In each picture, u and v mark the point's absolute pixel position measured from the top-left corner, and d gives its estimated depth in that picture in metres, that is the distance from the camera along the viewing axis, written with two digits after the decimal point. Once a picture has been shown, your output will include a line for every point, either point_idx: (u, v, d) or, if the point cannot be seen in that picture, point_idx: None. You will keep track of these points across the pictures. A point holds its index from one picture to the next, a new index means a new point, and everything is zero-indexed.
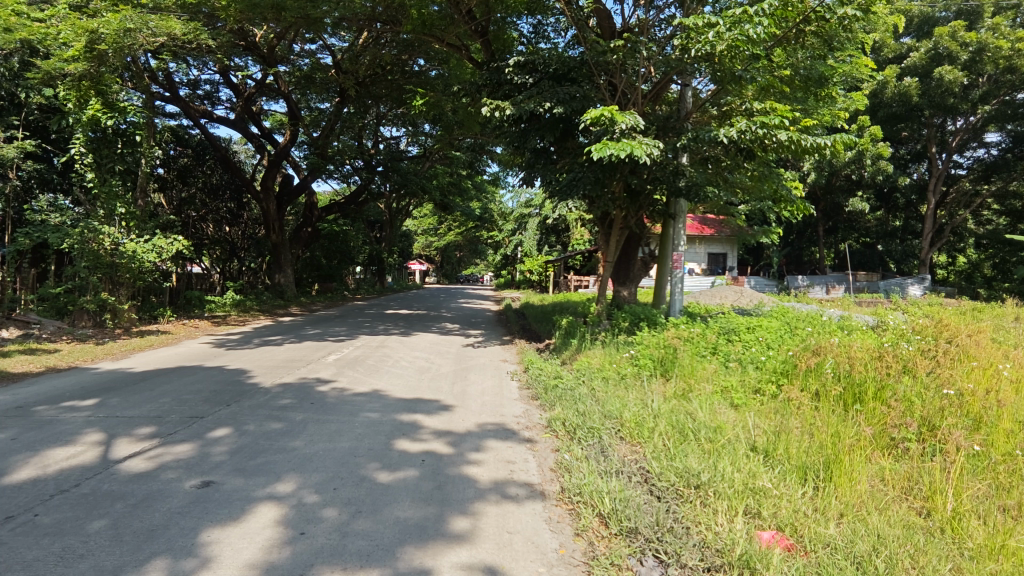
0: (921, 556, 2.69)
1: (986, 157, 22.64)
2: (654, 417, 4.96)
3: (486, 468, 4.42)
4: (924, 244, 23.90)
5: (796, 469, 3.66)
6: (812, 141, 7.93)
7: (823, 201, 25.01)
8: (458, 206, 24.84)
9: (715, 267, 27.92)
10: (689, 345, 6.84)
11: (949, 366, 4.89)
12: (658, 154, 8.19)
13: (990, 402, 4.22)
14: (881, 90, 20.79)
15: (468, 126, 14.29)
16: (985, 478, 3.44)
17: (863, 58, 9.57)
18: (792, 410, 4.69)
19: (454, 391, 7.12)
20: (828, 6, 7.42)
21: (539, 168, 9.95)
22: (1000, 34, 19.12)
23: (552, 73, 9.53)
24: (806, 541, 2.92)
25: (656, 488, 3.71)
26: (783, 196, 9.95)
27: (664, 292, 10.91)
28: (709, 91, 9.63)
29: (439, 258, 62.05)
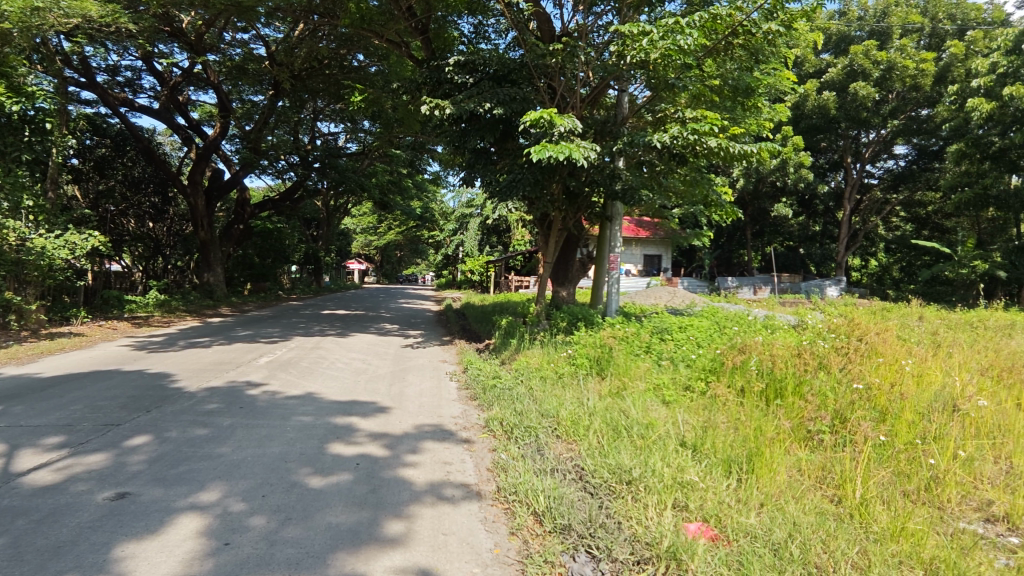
0: (831, 541, 2.87)
1: (895, 168, 24.17)
2: (589, 415, 5.07)
3: (422, 470, 4.37)
4: (840, 248, 25.57)
5: (721, 462, 3.82)
6: (740, 149, 8.31)
7: (751, 206, 26.28)
8: (398, 205, 24.48)
9: (650, 268, 28.79)
10: (623, 344, 7.02)
11: (859, 362, 5.24)
12: (595, 158, 8.35)
13: (894, 395, 4.54)
14: (802, 103, 22.09)
15: (408, 124, 14.11)
16: (889, 466, 3.69)
17: (786, 71, 10.11)
18: (718, 405, 4.90)
19: (391, 393, 7.01)
20: (755, 21, 7.81)
21: (480, 168, 9.94)
22: (907, 55, 20.69)
23: (493, 74, 9.54)
24: (728, 531, 3.03)
25: (589, 485, 3.79)
26: (713, 201, 10.36)
27: (601, 292, 11.12)
28: (645, 97, 9.91)
29: (378, 257, 60.87)
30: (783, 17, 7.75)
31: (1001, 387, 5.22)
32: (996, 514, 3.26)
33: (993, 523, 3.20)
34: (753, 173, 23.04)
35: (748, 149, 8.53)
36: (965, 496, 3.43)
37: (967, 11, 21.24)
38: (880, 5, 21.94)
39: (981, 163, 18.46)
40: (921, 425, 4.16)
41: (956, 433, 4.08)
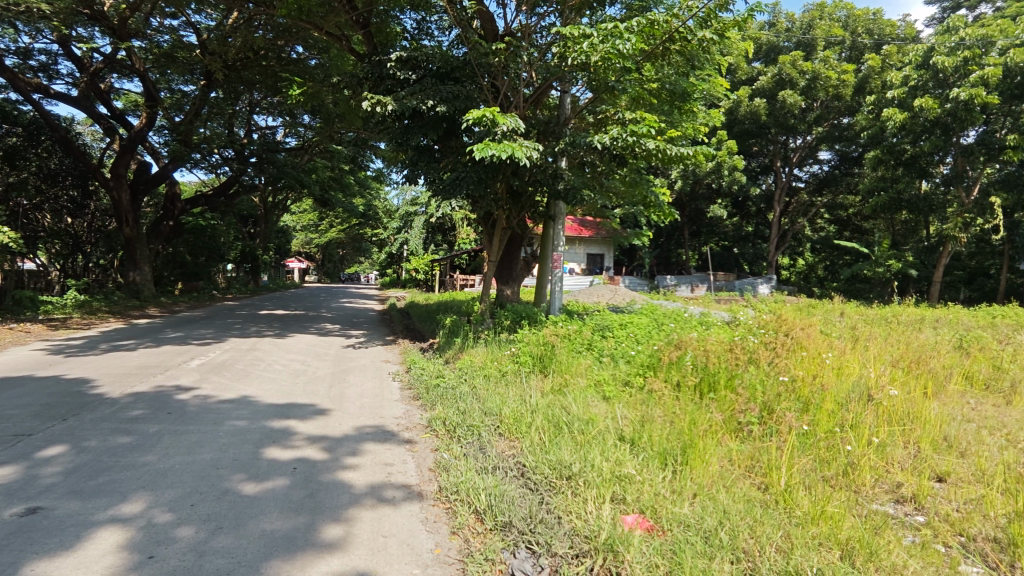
0: (757, 526, 3.00)
1: (819, 172, 25.57)
2: (531, 412, 5.13)
3: (362, 472, 4.29)
4: (771, 248, 26.84)
5: (657, 455, 3.94)
6: (676, 151, 8.57)
7: (689, 206, 27.20)
8: (340, 202, 23.89)
9: (593, 267, 29.33)
10: (566, 342, 7.12)
11: (785, 355, 5.52)
12: (537, 157, 8.42)
13: (817, 386, 4.81)
14: (736, 108, 23.11)
15: (350, 120, 13.79)
16: (811, 453, 3.91)
17: (719, 77, 10.49)
18: (655, 400, 5.06)
19: (331, 395, 6.84)
20: (690, 28, 8.07)
21: (423, 165, 9.83)
22: (830, 66, 21.96)
23: (435, 71, 9.47)
24: (663, 521, 3.13)
25: (531, 481, 3.83)
26: (651, 202, 10.65)
27: (544, 290, 11.22)
28: (587, 99, 10.06)
29: (320, 256, 59.22)
30: (716, 25, 8.03)
31: (910, 377, 5.62)
32: (905, 495, 3.48)
33: (902, 502, 3.43)
34: (691, 175, 23.88)
35: (685, 152, 8.82)
36: (878, 480, 3.66)
37: (884, 27, 22.46)
38: (806, 17, 23.19)
39: (896, 169, 19.79)
40: (840, 415, 4.42)
41: (871, 421, 4.36)
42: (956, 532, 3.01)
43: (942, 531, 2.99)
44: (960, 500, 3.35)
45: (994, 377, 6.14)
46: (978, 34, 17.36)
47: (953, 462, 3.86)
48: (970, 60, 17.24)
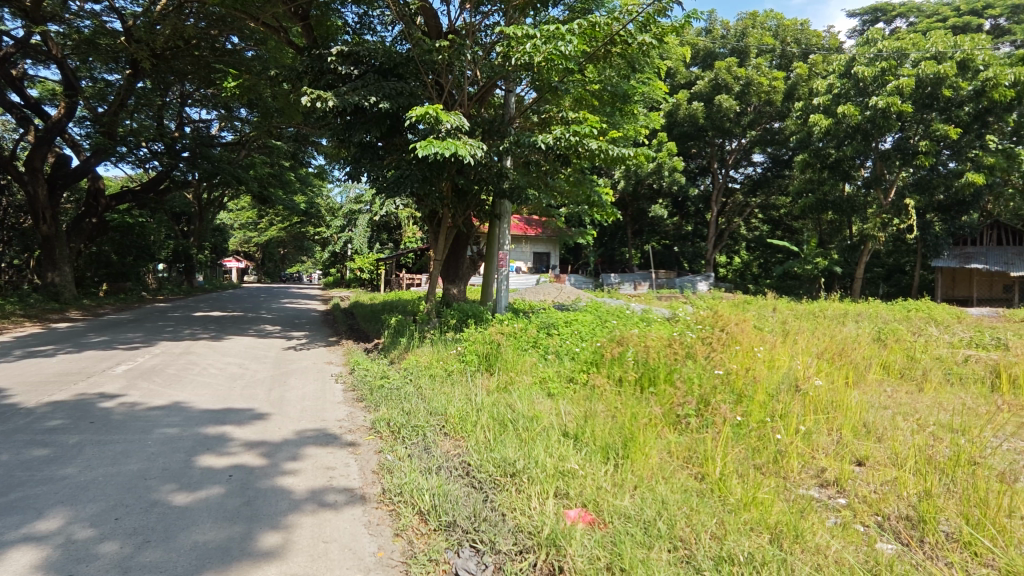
0: (693, 515, 3.12)
1: (753, 174, 26.72)
2: (476, 411, 5.13)
3: (302, 477, 4.18)
4: (709, 246, 27.85)
5: (600, 449, 4.03)
6: (617, 151, 8.76)
7: (631, 206, 27.90)
8: (281, 199, 23.11)
9: (540, 266, 29.62)
10: (511, 339, 7.15)
11: (721, 350, 5.75)
12: (482, 156, 8.42)
13: (750, 378, 5.04)
14: (676, 111, 23.88)
15: (290, 114, 13.37)
16: (744, 443, 4.08)
17: (659, 81, 10.77)
18: (598, 395, 5.18)
19: (270, 398, 6.61)
20: (630, 32, 8.25)
21: (366, 162, 9.65)
22: (762, 72, 22.99)
23: (378, 67, 9.30)
24: (605, 515, 3.19)
25: (475, 480, 3.84)
26: (595, 202, 10.85)
27: (491, 288, 11.23)
28: (531, 98, 10.12)
29: (259, 255, 57.11)
30: (655, 30, 8.24)
31: (834, 368, 5.97)
32: (828, 479, 3.68)
33: (826, 486, 3.63)
34: (633, 175, 24.52)
35: (626, 153, 9.04)
36: (805, 466, 3.86)
37: (811, 36, 23.67)
38: (739, 25, 24.14)
39: (822, 172, 20.95)
40: (771, 405, 4.64)
41: (798, 411, 4.60)
42: (874, 512, 3.21)
43: (860, 512, 3.17)
44: (877, 481, 3.56)
45: (908, 367, 6.61)
46: (893, 46, 18.59)
47: (871, 446, 4.11)
48: (886, 71, 18.43)
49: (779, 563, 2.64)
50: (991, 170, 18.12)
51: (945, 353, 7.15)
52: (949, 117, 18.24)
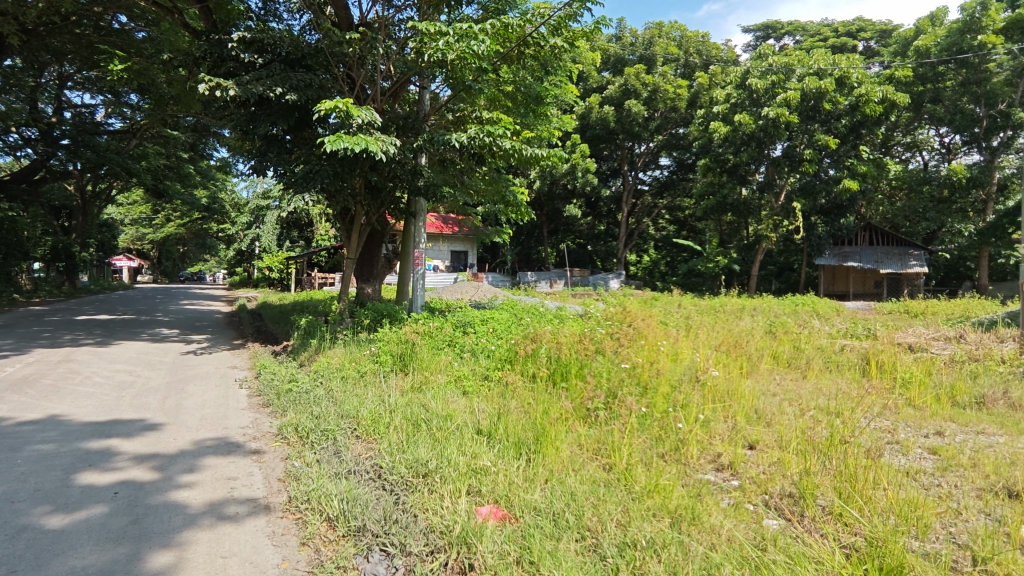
0: (600, 504, 3.22)
1: (660, 176, 28.06)
2: (390, 412, 5.05)
3: (200, 490, 3.92)
4: (620, 245, 28.92)
5: (512, 445, 4.10)
6: (530, 151, 8.89)
7: (547, 206, 28.46)
8: (178, 194, 21.50)
9: (457, 264, 29.51)
10: (426, 339, 7.09)
11: (627, 344, 6.02)
12: (395, 152, 8.24)
13: (654, 371, 5.30)
14: (588, 114, 24.73)
15: (187, 102, 12.48)
16: (648, 432, 4.30)
17: (570, 84, 11.00)
18: (511, 392, 5.27)
19: (164, 407, 6.14)
20: (541, 34, 8.42)
21: (273, 157, 9.21)
22: (667, 80, 24.20)
23: (284, 56, 8.86)
24: (515, 509, 3.24)
25: (387, 482, 3.76)
26: (510, 201, 10.94)
27: (407, 287, 11.04)
28: (446, 95, 10.05)
29: (154, 253, 52.84)
30: (566, 34, 8.45)
31: (730, 359, 6.40)
32: (723, 462, 3.95)
33: (721, 470, 3.88)
34: (548, 176, 25.07)
35: (539, 153, 9.20)
36: (703, 451, 4.11)
37: (710, 49, 25.11)
38: (647, 34, 25.23)
39: (721, 176, 22.42)
40: (673, 395, 4.90)
41: (697, 400, 4.89)
42: (762, 492, 3.46)
43: (749, 492, 3.42)
44: (765, 463, 3.85)
45: (794, 356, 7.21)
46: (781, 61, 20.18)
47: (760, 431, 4.43)
48: (776, 84, 20.03)
49: (677, 545, 2.77)
50: (863, 178, 20.12)
51: (824, 343, 7.85)
52: (829, 128, 20.08)
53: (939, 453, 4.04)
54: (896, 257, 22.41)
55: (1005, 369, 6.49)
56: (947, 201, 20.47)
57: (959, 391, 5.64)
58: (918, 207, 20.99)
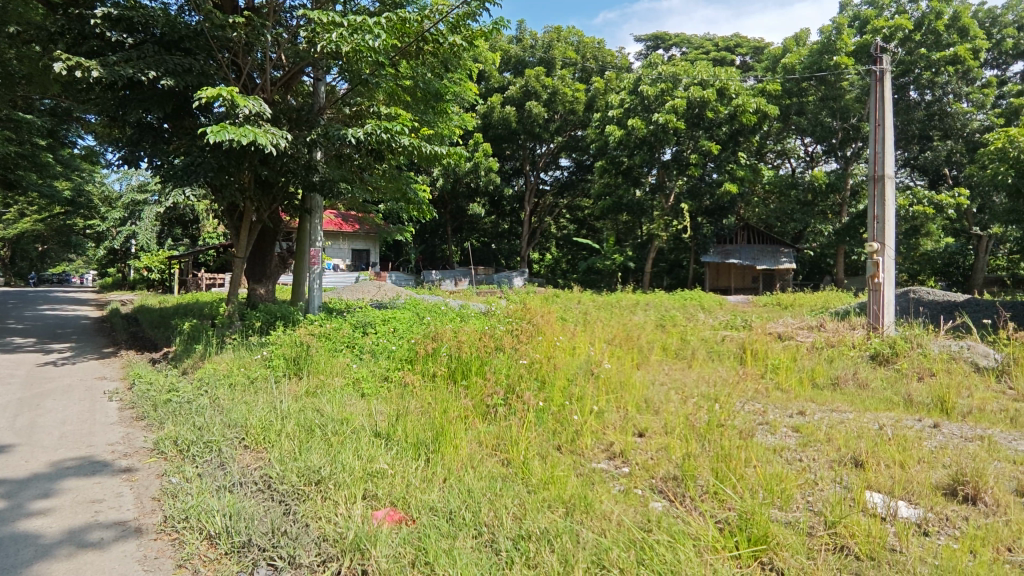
0: (496, 499, 3.27)
1: (560, 176, 28.82)
2: (282, 418, 4.81)
3: (56, 517, 3.51)
4: (524, 244, 29.41)
5: (410, 446, 4.05)
6: (431, 148, 8.82)
7: (450, 203, 28.34)
8: (34, 185, 19.11)
9: (359, 263, 28.60)
10: (323, 342, 6.84)
11: (526, 341, 6.16)
12: (286, 145, 7.81)
13: (552, 366, 5.46)
14: (490, 113, 24.91)
15: (42, 83, 11.15)
16: (545, 426, 4.42)
17: (471, 82, 11.01)
18: (412, 392, 5.23)
19: (15, 426, 5.44)
20: (440, 31, 8.40)
21: (147, 146, 8.44)
22: (566, 83, 24.95)
23: (159, 37, 8.14)
24: (412, 511, 3.21)
25: (276, 493, 3.58)
26: (411, 199, 10.72)
27: (302, 287, 10.53)
28: (341, 88, 9.68)
29: (5, 254, 46.43)
30: (465, 33, 8.53)
31: (623, 352, 6.73)
32: (615, 450, 4.13)
33: (613, 458, 4.06)
34: (451, 174, 24.97)
35: (440, 151, 9.13)
36: (597, 441, 4.28)
37: (605, 55, 26.12)
38: (546, 38, 25.78)
39: (616, 177, 23.41)
40: (569, 388, 5.07)
41: (592, 392, 5.08)
42: (649, 476, 3.66)
43: (637, 478, 3.61)
44: (653, 449, 4.07)
45: (681, 347, 7.71)
46: (669, 70, 21.56)
47: (649, 419, 4.68)
48: (665, 91, 21.43)
49: (569, 534, 2.85)
50: (741, 181, 21.91)
51: (708, 335, 8.44)
52: (712, 135, 21.62)
53: (801, 431, 4.50)
54: (769, 254, 24.53)
55: (856, 353, 7.33)
56: (811, 203, 22.74)
57: (818, 373, 6.31)
58: (788, 209, 23.15)
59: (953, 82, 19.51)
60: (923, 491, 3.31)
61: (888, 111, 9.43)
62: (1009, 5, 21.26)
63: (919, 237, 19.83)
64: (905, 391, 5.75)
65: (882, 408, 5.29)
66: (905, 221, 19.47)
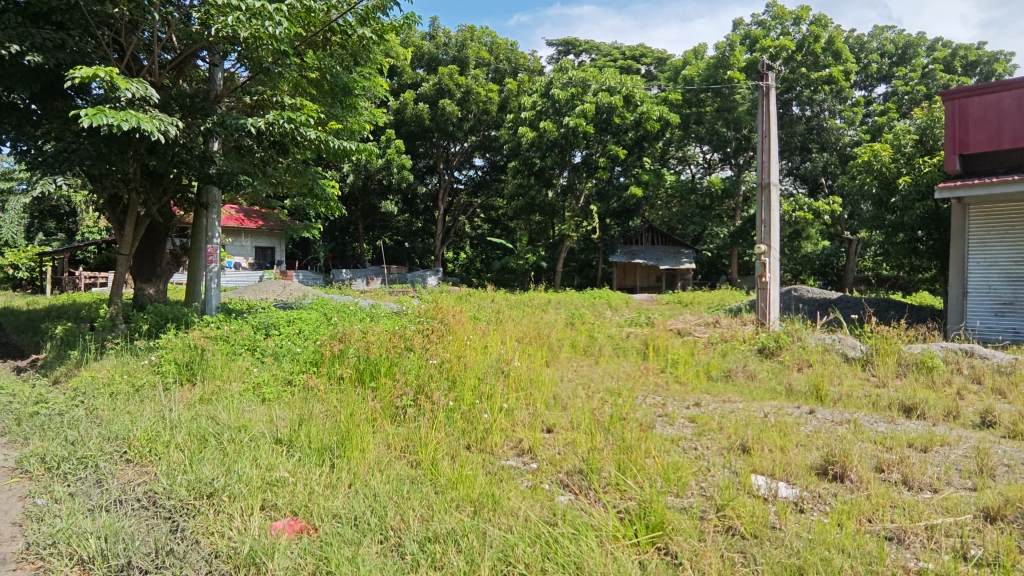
0: (403, 502, 3.22)
1: (474, 176, 28.81)
2: (171, 429, 4.47)
3: None
4: (438, 243, 29.11)
5: (314, 451, 3.90)
6: (338, 143, 8.51)
7: (361, 201, 27.51)
8: None
9: (263, 261, 27.05)
10: (219, 345, 6.44)
11: (436, 340, 6.11)
12: (176, 132, 7.23)
13: (463, 365, 5.44)
14: (403, 109, 24.53)
15: None
16: (454, 426, 4.43)
17: (381, 77, 10.76)
18: (317, 396, 5.05)
19: None
20: (348, 23, 8.18)
21: (9, 127, 7.53)
22: (479, 83, 25.02)
23: (24, 8, 7.30)
24: (314, 520, 3.09)
25: (162, 510, 3.32)
26: (318, 195, 10.28)
27: (197, 287, 9.83)
28: (241, 76, 9.13)
29: None
30: (375, 26, 8.38)
31: (534, 350, 6.85)
32: (524, 447, 4.19)
33: (522, 454, 4.12)
34: (362, 170, 24.32)
35: (348, 146, 8.83)
36: (507, 439, 4.33)
37: (518, 57, 26.51)
38: (459, 37, 25.75)
39: (529, 178, 23.78)
40: (479, 387, 5.09)
41: (502, 390, 5.13)
42: (555, 471, 3.75)
43: (544, 474, 3.69)
44: (560, 444, 4.16)
45: (589, 344, 7.95)
46: (579, 76, 22.22)
47: (557, 415, 4.79)
48: (575, 96, 22.08)
49: (475, 532, 2.87)
50: (646, 185, 22.95)
51: (614, 332, 8.76)
52: (619, 140, 22.51)
53: (696, 421, 4.79)
54: (671, 254, 25.88)
55: (746, 347, 7.90)
56: (709, 208, 24.18)
57: (713, 367, 6.74)
58: (688, 212, 24.54)
59: (828, 100, 21.55)
60: (800, 473, 3.62)
61: (773, 124, 10.25)
62: (873, 34, 23.83)
63: (801, 240, 21.66)
64: (787, 381, 6.29)
65: (767, 398, 5.74)
66: (789, 225, 21.23)
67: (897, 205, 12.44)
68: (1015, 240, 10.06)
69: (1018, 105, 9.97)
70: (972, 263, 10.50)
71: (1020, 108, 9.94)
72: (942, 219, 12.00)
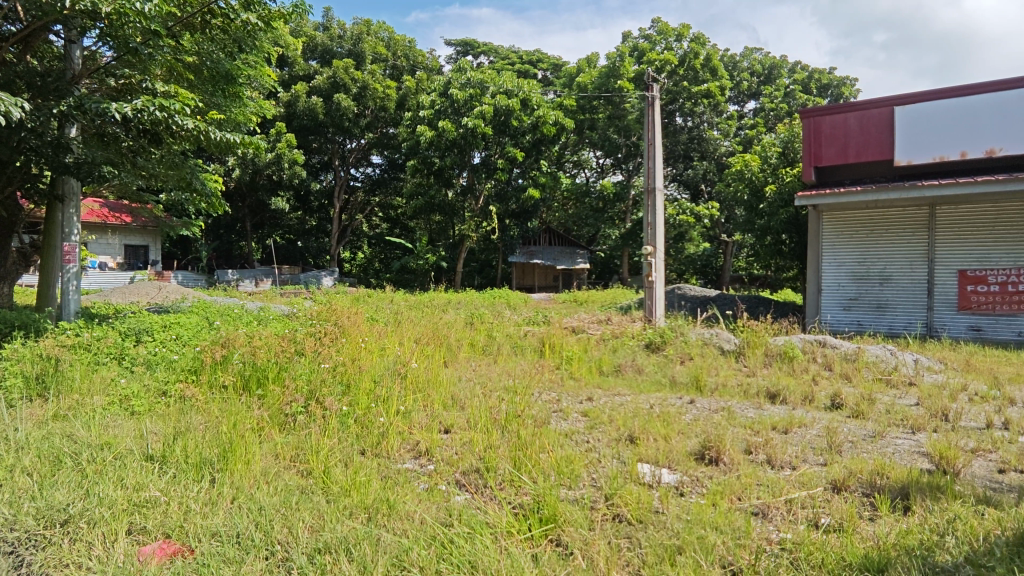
0: (291, 514, 3.06)
1: (372, 173, 28.06)
2: (16, 451, 3.94)
3: None
4: (333, 242, 27.99)
5: (191, 467, 3.61)
6: (218, 133, 7.92)
7: (249, 197, 25.84)
8: None
9: (134, 260, 24.60)
10: (77, 355, 5.75)
11: (329, 343, 5.89)
12: (22, 113, 6.37)
13: (357, 368, 5.29)
14: (295, 101, 23.48)
15: None
16: (347, 431, 4.30)
17: (267, 67, 10.17)
18: (195, 407, 4.68)
19: None
20: (230, 6, 7.62)
21: None
22: (376, 78, 24.48)
23: None
24: (190, 540, 2.86)
25: (4, 543, 2.92)
26: (198, 190, 9.51)
27: (51, 290, 8.74)
28: (103, 56, 8.26)
29: None
30: (261, 12, 7.92)
31: (432, 350, 6.82)
32: (421, 449, 4.13)
33: (418, 457, 4.06)
34: (249, 164, 23.05)
35: (231, 137, 8.24)
36: (403, 442, 4.25)
37: (416, 54, 26.03)
38: (355, 29, 25.03)
39: (428, 177, 23.30)
40: (375, 391, 4.94)
41: (399, 392, 5.03)
42: (452, 471, 3.75)
43: (441, 475, 3.67)
44: (457, 444, 4.16)
45: (487, 343, 8.01)
46: (477, 77, 22.38)
47: (454, 415, 4.79)
48: (473, 97, 22.15)
49: (369, 539, 2.80)
50: (543, 187, 23.59)
51: (512, 331, 8.89)
52: (517, 142, 22.94)
53: (588, 415, 4.98)
54: (567, 254, 26.85)
55: (635, 342, 8.33)
56: (602, 210, 25.28)
57: (604, 362, 7.07)
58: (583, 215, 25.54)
59: (707, 113, 23.32)
60: (681, 458, 3.89)
61: (658, 132, 10.94)
62: (744, 54, 26.11)
63: (684, 242, 23.22)
64: (670, 373, 6.74)
65: (652, 390, 6.12)
66: (674, 228, 22.68)
67: (765, 211, 13.76)
68: (860, 243, 11.42)
69: (861, 126, 11.34)
70: (826, 263, 11.76)
71: (863, 127, 11.31)
72: (802, 224, 13.36)
